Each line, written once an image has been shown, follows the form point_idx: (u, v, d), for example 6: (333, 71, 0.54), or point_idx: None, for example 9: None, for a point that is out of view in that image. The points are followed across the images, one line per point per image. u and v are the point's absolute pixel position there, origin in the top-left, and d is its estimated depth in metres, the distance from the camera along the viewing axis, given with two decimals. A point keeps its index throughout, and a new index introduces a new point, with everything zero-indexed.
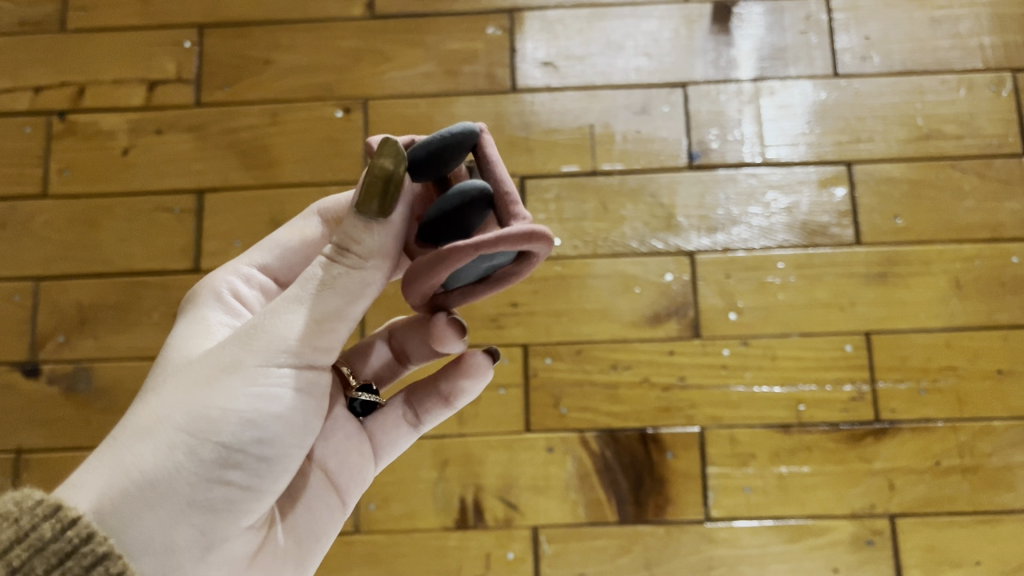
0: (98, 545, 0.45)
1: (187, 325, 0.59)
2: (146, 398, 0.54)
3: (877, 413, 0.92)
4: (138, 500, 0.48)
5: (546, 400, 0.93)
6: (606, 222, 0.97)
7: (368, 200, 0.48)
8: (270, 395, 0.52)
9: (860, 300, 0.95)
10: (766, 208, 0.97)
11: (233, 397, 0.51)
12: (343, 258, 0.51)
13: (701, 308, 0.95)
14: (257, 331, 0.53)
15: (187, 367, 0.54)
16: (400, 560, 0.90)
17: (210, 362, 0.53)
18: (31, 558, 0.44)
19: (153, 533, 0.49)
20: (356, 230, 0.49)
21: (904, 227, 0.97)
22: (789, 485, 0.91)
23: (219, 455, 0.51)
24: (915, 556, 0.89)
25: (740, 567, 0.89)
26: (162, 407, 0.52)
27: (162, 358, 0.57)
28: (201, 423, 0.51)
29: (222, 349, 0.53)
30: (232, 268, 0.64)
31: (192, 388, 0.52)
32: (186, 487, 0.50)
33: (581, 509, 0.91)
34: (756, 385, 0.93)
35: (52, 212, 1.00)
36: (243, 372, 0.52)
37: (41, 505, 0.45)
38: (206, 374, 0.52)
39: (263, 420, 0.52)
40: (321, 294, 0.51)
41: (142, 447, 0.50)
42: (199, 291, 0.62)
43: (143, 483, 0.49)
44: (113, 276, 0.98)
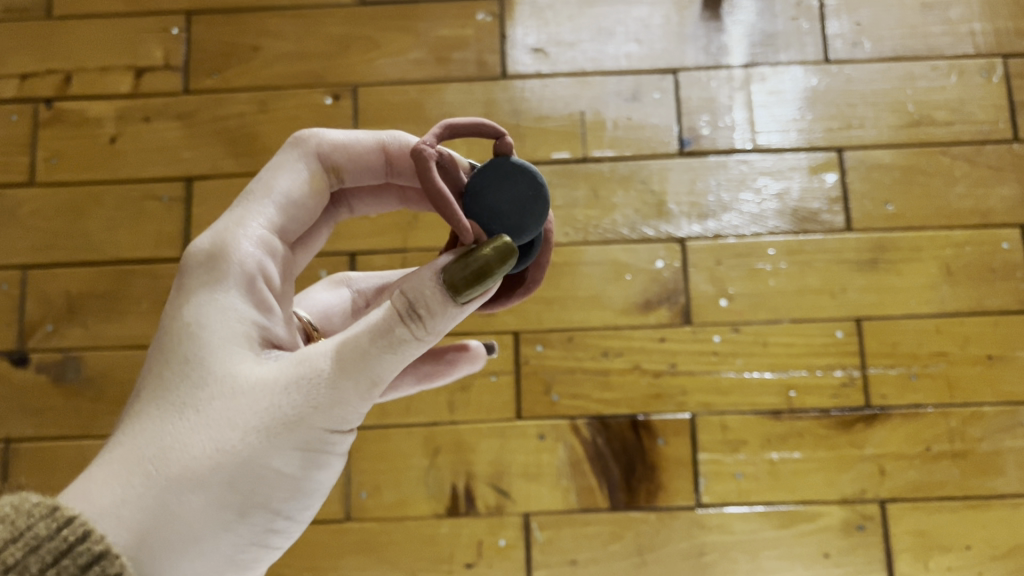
0: (94, 544, 0.40)
1: (212, 313, 0.48)
2: (183, 414, 0.45)
3: (868, 399, 0.92)
4: (180, 557, 0.43)
5: (538, 387, 0.93)
6: (598, 209, 0.97)
7: (462, 289, 0.44)
8: (321, 459, 0.47)
9: (851, 286, 0.95)
10: (758, 194, 0.97)
11: (288, 457, 0.45)
12: (409, 320, 0.44)
13: (692, 294, 0.95)
14: (324, 379, 0.45)
15: (238, 394, 0.45)
16: (392, 548, 0.90)
17: (268, 403, 0.45)
18: (25, 557, 0.38)
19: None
20: (433, 300, 0.44)
21: (895, 213, 0.97)
22: (780, 471, 0.91)
23: (261, 518, 0.46)
24: (906, 541, 0.90)
25: (731, 553, 0.89)
26: (211, 447, 0.44)
27: (183, 360, 0.47)
28: (255, 483, 0.45)
29: (282, 391, 0.45)
30: (249, 233, 0.52)
31: (247, 433, 0.44)
32: (228, 546, 0.45)
33: (572, 496, 0.91)
34: (747, 371, 0.93)
35: (40, 200, 1.00)
36: (306, 435, 0.46)
37: (39, 506, 0.40)
38: (264, 424, 0.45)
39: (308, 481, 0.47)
40: (381, 356, 0.45)
41: (186, 499, 0.43)
42: (225, 263, 0.50)
43: (189, 540, 0.43)
44: (101, 264, 0.97)
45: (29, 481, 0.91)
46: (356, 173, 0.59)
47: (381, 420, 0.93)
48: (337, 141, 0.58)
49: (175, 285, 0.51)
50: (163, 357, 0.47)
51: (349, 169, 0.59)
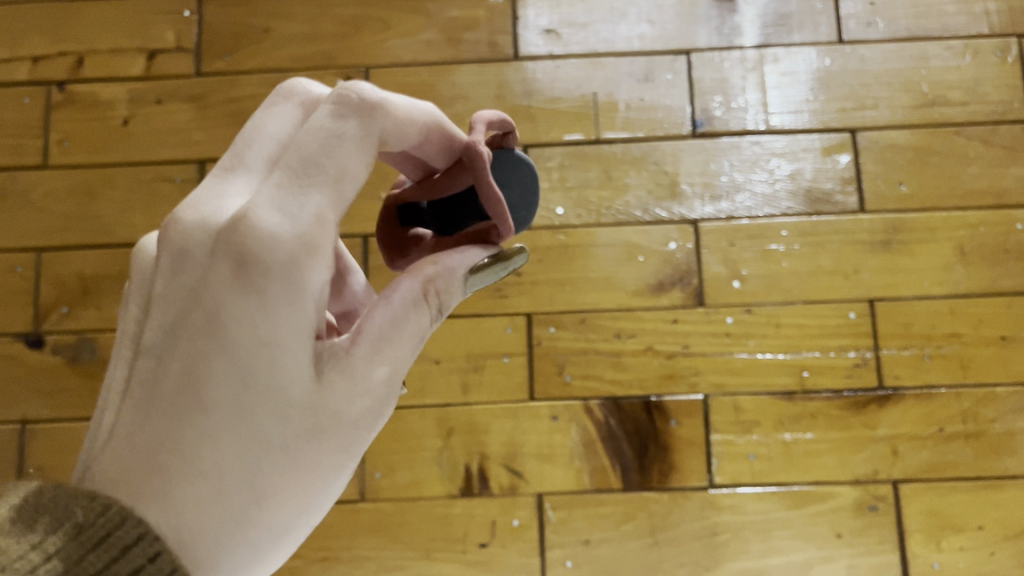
0: (136, 527, 0.35)
1: (296, 323, 0.39)
2: (271, 449, 0.40)
3: (881, 379, 0.92)
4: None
5: (551, 368, 0.93)
6: (610, 190, 0.97)
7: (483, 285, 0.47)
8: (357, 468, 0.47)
9: (865, 267, 0.95)
10: (770, 175, 0.97)
11: (347, 478, 0.45)
12: (435, 324, 0.46)
13: (705, 276, 0.95)
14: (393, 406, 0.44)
15: (329, 431, 0.41)
16: (405, 528, 0.91)
17: (352, 440, 0.43)
18: (65, 544, 0.34)
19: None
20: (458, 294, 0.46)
21: (908, 194, 0.97)
22: (793, 452, 0.91)
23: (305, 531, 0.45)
24: (918, 522, 0.90)
25: (744, 533, 0.90)
26: (298, 492, 0.42)
27: (271, 387, 0.40)
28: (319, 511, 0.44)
29: (362, 427, 0.43)
30: (322, 223, 0.39)
31: (329, 472, 0.43)
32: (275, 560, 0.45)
33: (585, 477, 0.91)
34: (759, 352, 0.93)
35: (52, 182, 1.00)
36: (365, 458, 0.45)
37: (77, 492, 0.37)
38: (343, 460, 0.43)
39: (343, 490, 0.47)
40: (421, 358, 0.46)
41: (270, 539, 0.41)
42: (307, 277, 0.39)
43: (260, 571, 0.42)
44: (115, 246, 0.98)
45: (45, 462, 0.92)
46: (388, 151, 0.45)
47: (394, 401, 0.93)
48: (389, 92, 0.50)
49: (234, 269, 0.39)
50: (243, 370, 0.39)
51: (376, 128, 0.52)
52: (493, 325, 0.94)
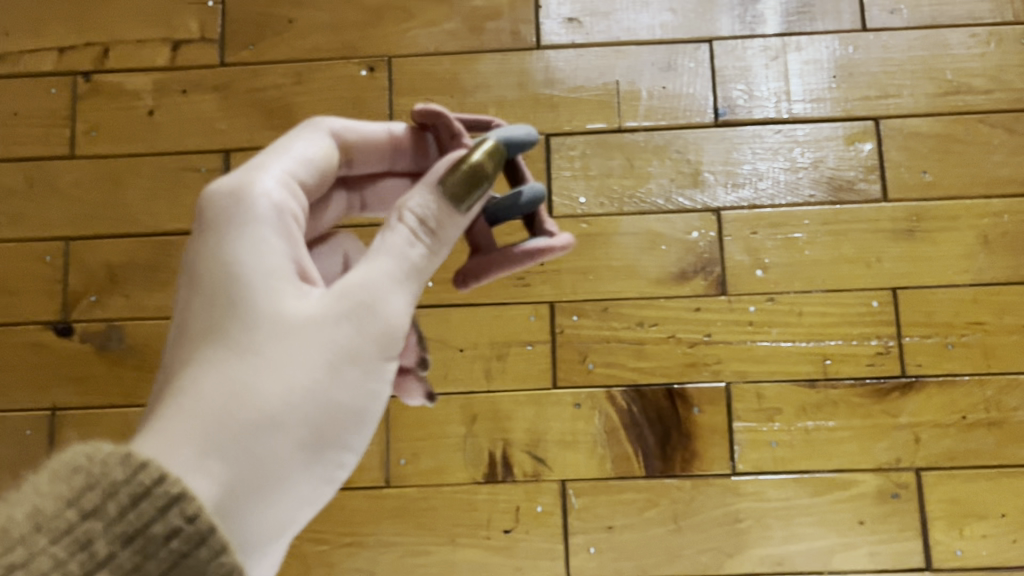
0: (173, 486, 0.36)
1: (260, 248, 0.46)
2: (240, 356, 0.43)
3: (903, 367, 0.93)
4: (258, 497, 0.43)
5: (573, 356, 0.94)
6: (633, 178, 0.97)
7: (465, 191, 0.49)
8: (380, 395, 0.47)
9: (887, 256, 0.95)
10: (793, 163, 0.97)
11: (352, 389, 0.45)
12: (421, 240, 0.49)
13: (728, 264, 0.95)
14: (373, 308, 0.46)
15: (291, 331, 0.44)
16: (431, 513, 0.92)
17: (324, 337, 0.44)
18: (105, 501, 0.35)
19: (264, 537, 0.44)
20: (444, 209, 0.49)
21: (931, 182, 0.97)
22: (815, 439, 0.91)
23: (331, 454, 0.45)
24: (940, 509, 0.90)
25: (766, 520, 0.90)
26: (278, 387, 0.43)
27: (236, 301, 0.45)
28: (326, 421, 0.44)
29: (333, 324, 0.45)
30: (271, 174, 0.49)
31: (312, 369, 0.44)
32: (305, 484, 0.44)
33: (608, 464, 0.92)
34: (782, 341, 0.93)
35: (79, 171, 1.01)
36: (366, 363, 0.45)
37: (111, 453, 0.36)
38: (330, 359, 0.44)
39: (368, 418, 0.47)
40: (411, 277, 0.48)
41: (268, 443, 0.43)
42: (250, 203, 0.47)
43: (269, 483, 0.43)
44: (142, 235, 0.99)
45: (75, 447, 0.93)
46: (365, 154, 0.59)
47: None
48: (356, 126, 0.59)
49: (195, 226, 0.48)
50: (209, 296, 0.45)
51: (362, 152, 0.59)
52: (515, 313, 0.95)
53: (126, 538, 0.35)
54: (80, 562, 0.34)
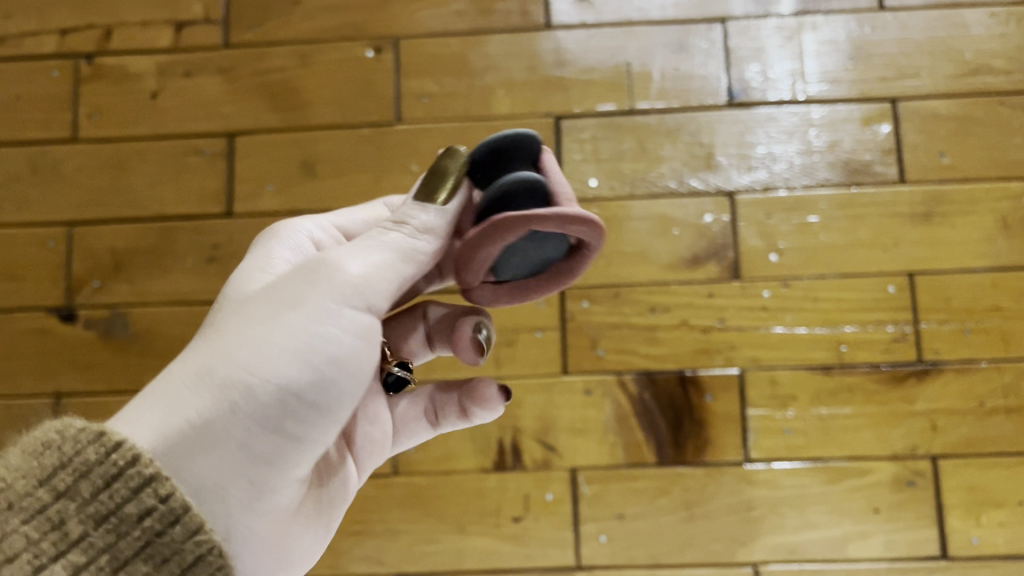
0: (143, 468, 0.42)
1: (256, 270, 0.57)
2: (203, 334, 0.51)
3: (920, 354, 0.91)
4: (193, 442, 0.47)
5: (584, 343, 0.92)
6: (645, 161, 0.95)
7: (432, 193, 0.51)
8: (330, 342, 0.50)
9: (904, 240, 0.93)
10: (808, 146, 0.95)
11: (290, 341, 0.49)
12: (399, 229, 0.51)
13: (741, 249, 0.93)
14: (317, 271, 0.51)
15: (244, 309, 0.51)
16: (440, 502, 0.91)
17: (268, 302, 0.50)
18: (77, 482, 0.41)
19: (210, 479, 0.48)
20: (411, 208, 0.51)
21: (950, 165, 0.95)
22: (830, 426, 0.90)
23: (270, 399, 0.49)
24: (957, 497, 0.89)
25: (780, 508, 0.89)
26: (219, 346, 0.49)
27: (222, 297, 0.55)
28: (263, 366, 0.48)
29: (278, 292, 0.51)
30: (314, 221, 0.62)
31: (252, 327, 0.49)
32: (242, 430, 0.48)
33: (619, 452, 0.90)
34: (797, 327, 0.92)
35: (83, 155, 1.00)
36: (305, 313, 0.49)
37: (84, 431, 0.43)
38: (270, 317, 0.50)
39: (314, 367, 0.50)
40: (370, 247, 0.51)
41: (204, 392, 0.48)
42: (283, 232, 0.60)
43: (202, 424, 0.47)
44: (146, 220, 0.98)
45: None
46: None
47: (426, 376, 0.92)
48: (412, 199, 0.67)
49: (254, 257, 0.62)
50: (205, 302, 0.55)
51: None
52: (525, 299, 0.93)
53: (98, 517, 0.41)
54: (54, 540, 0.40)
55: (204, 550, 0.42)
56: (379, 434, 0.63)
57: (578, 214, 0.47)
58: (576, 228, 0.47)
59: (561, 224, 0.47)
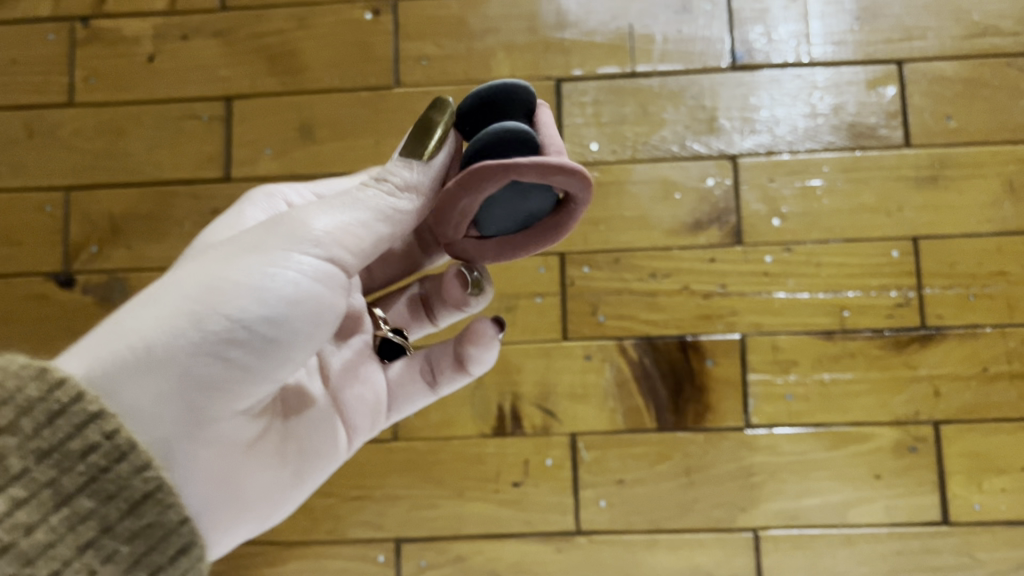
0: (89, 404, 0.40)
1: (228, 228, 0.59)
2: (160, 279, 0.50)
3: (923, 319, 0.90)
4: (129, 362, 0.43)
5: (585, 308, 0.91)
6: (646, 125, 0.94)
7: (417, 147, 0.51)
8: (286, 279, 0.47)
9: (908, 205, 0.92)
10: (812, 109, 0.94)
11: (241, 272, 0.47)
12: (379, 185, 0.51)
13: (744, 213, 0.92)
14: (281, 220, 0.49)
15: (203, 253, 0.50)
16: (439, 467, 0.91)
17: (227, 245, 0.49)
18: (18, 419, 0.39)
19: (143, 406, 0.44)
20: (394, 163, 0.51)
21: (956, 128, 0.93)
22: (832, 392, 0.89)
23: (215, 324, 0.45)
24: (959, 463, 0.88)
25: (781, 474, 0.89)
26: (170, 281, 0.48)
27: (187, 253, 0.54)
28: (210, 294, 0.46)
29: (239, 237, 0.49)
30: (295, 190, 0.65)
31: (206, 264, 0.48)
32: (185, 354, 0.45)
33: (619, 417, 0.90)
34: (799, 292, 0.91)
35: (79, 120, 0.99)
36: (262, 252, 0.48)
37: (26, 367, 0.39)
38: (225, 254, 0.48)
39: (267, 298, 0.47)
40: (342, 202, 0.50)
41: (146, 316, 0.45)
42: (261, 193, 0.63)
43: (141, 346, 0.44)
44: (144, 184, 0.97)
45: None
46: None
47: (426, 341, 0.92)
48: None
49: None
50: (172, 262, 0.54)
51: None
52: (525, 264, 0.92)
53: (40, 453, 0.39)
54: None
55: (153, 487, 0.41)
56: (371, 397, 0.62)
57: (557, 163, 0.46)
58: (559, 178, 0.46)
59: (540, 174, 0.46)
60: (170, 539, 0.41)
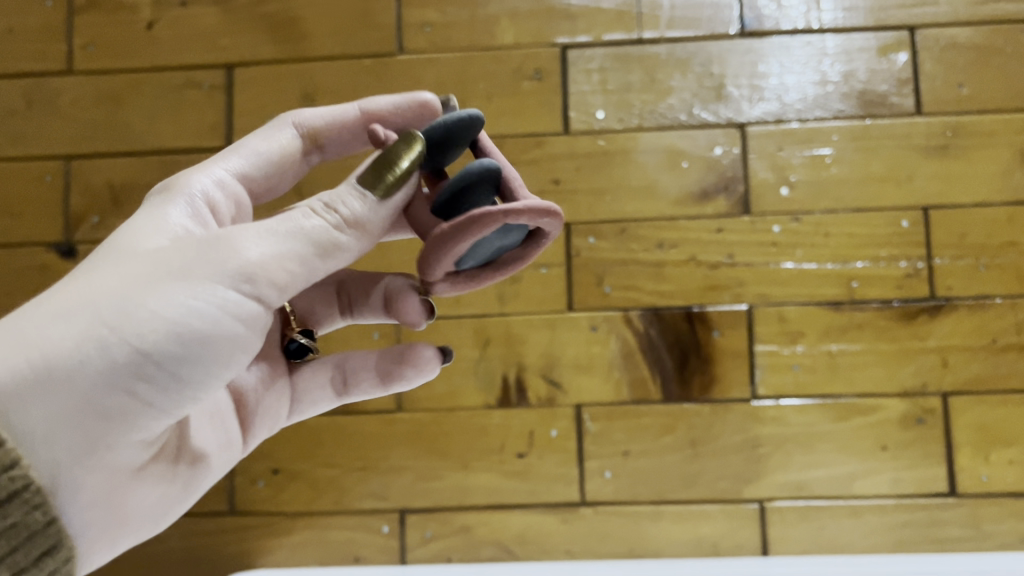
0: None
1: (148, 229, 0.48)
2: (78, 273, 0.45)
3: (933, 290, 0.89)
4: (26, 382, 0.40)
5: (590, 279, 0.91)
6: (653, 93, 0.93)
7: (380, 184, 0.45)
8: (207, 316, 0.43)
9: (919, 174, 0.91)
10: (822, 77, 0.92)
11: (161, 299, 0.42)
12: (325, 215, 0.45)
13: (752, 183, 0.91)
14: (218, 240, 0.43)
15: (129, 257, 0.45)
16: (443, 439, 0.90)
17: (155, 258, 0.44)
18: None
19: (35, 429, 0.40)
20: (346, 194, 0.45)
21: (968, 96, 0.92)
22: (839, 363, 0.89)
23: (123, 355, 0.41)
24: (967, 435, 0.87)
25: (786, 446, 0.88)
26: (85, 287, 0.43)
27: (109, 238, 0.48)
28: (124, 320, 0.41)
29: (170, 251, 0.44)
30: (209, 173, 0.54)
31: (129, 278, 0.43)
32: (87, 382, 0.41)
33: (624, 388, 0.90)
34: (807, 262, 0.90)
35: (78, 88, 0.97)
36: (188, 281, 0.42)
37: None
38: (149, 273, 0.43)
39: (183, 335, 0.42)
40: (284, 232, 0.44)
41: (54, 332, 0.41)
42: (176, 187, 0.52)
43: (43, 367, 0.40)
44: (143, 154, 0.96)
45: None
46: (335, 141, 0.59)
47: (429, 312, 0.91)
48: (321, 111, 0.59)
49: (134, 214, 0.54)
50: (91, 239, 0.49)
51: (329, 136, 0.58)
52: None
53: None
54: None
55: (20, 487, 0.38)
56: (272, 403, 0.59)
57: (546, 205, 0.43)
58: (546, 221, 0.44)
59: (532, 218, 0.43)
60: (35, 540, 0.40)
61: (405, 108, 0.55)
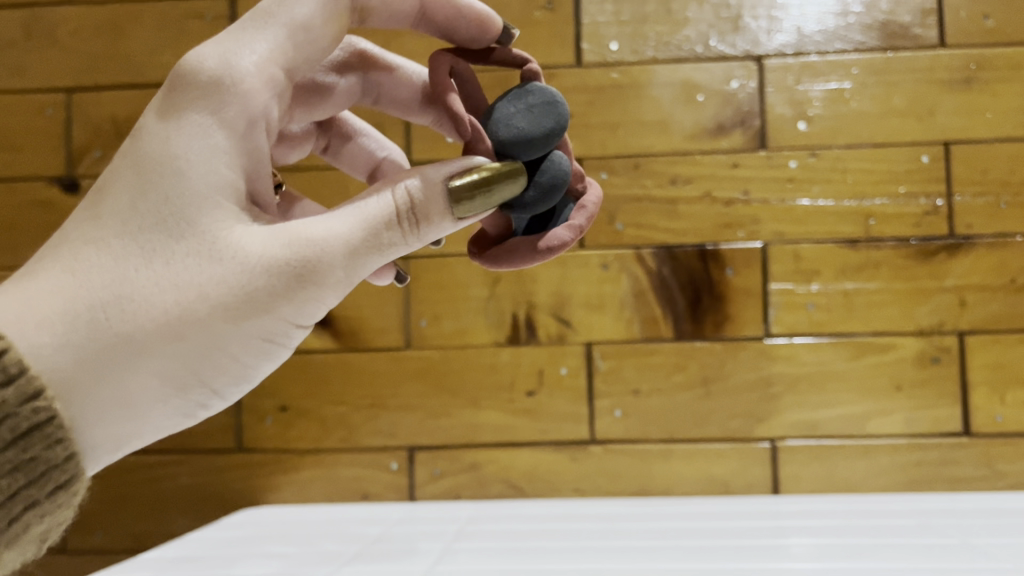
0: None
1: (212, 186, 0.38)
2: (150, 256, 0.37)
3: (952, 228, 0.87)
4: (107, 411, 0.37)
5: (601, 216, 0.89)
6: (669, 24, 0.90)
7: (468, 202, 0.40)
8: (272, 355, 0.41)
9: (941, 108, 0.88)
10: (842, 7, 0.89)
11: (241, 342, 0.39)
12: (404, 229, 0.40)
13: (768, 117, 0.89)
14: (311, 271, 0.38)
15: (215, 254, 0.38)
16: (452, 376, 0.89)
17: (242, 279, 0.38)
18: None
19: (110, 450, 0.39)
20: (436, 205, 0.40)
21: (994, 28, 0.88)
22: (854, 302, 0.87)
23: (201, 390, 0.39)
24: (983, 374, 0.86)
25: (798, 385, 0.87)
26: (165, 301, 0.37)
27: (164, 171, 0.38)
28: (207, 362, 0.38)
29: (261, 270, 0.38)
30: (261, 69, 0.40)
31: (213, 306, 0.37)
32: (163, 415, 0.39)
33: (636, 326, 0.88)
34: (823, 200, 0.88)
35: (77, 18, 0.95)
36: (272, 322, 0.39)
37: None
38: (236, 306, 0.38)
39: (250, 371, 0.40)
40: (368, 258, 0.40)
41: (137, 366, 0.37)
42: (225, 99, 0.39)
43: (125, 402, 0.38)
44: (145, 87, 0.94)
45: None
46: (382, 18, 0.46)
47: (439, 250, 0.90)
48: None
49: (162, 90, 0.40)
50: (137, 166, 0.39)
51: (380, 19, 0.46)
52: None
53: None
54: None
55: (43, 420, 0.35)
56: None
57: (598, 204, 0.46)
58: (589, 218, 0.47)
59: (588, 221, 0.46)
60: (52, 474, 0.36)
61: (464, 20, 0.46)
